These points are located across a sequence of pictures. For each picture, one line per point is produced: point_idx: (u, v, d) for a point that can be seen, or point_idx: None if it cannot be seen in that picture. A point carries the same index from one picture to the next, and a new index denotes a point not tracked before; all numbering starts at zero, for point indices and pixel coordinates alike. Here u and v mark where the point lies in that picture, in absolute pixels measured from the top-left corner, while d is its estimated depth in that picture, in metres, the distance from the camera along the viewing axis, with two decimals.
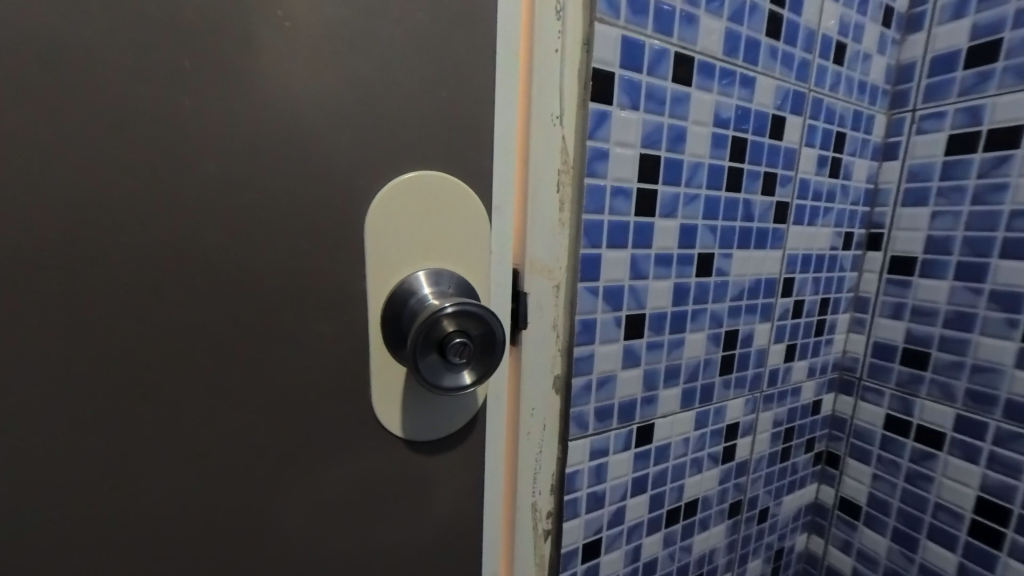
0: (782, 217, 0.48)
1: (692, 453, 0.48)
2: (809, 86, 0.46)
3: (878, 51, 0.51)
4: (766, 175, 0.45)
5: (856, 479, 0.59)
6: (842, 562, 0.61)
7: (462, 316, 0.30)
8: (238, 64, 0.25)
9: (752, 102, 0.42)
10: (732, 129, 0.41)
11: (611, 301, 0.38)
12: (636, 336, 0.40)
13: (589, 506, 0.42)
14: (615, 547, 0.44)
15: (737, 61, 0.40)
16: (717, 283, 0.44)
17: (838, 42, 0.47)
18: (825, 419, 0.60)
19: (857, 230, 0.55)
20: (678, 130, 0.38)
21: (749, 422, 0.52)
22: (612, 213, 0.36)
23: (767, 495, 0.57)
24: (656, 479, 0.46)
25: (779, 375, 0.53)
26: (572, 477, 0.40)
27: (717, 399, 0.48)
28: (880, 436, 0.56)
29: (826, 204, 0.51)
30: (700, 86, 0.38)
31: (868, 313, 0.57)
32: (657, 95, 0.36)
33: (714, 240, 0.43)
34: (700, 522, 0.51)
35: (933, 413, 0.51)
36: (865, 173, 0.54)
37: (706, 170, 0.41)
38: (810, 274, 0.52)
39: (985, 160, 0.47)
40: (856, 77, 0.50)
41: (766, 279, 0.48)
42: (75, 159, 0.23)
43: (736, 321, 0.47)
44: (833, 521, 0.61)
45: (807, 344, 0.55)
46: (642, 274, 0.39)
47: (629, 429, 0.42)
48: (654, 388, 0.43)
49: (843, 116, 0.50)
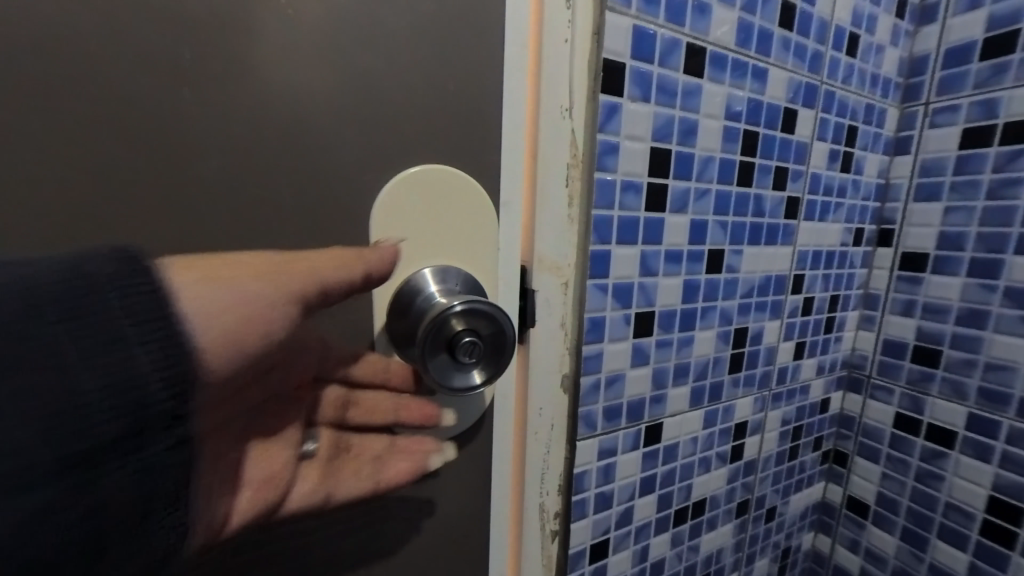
0: (792, 213, 0.47)
1: (700, 452, 0.47)
2: (821, 78, 0.45)
3: (891, 44, 0.50)
4: (777, 170, 0.44)
5: (864, 478, 0.58)
6: (850, 561, 0.60)
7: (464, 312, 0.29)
8: (238, 52, 0.24)
9: (764, 95, 0.41)
10: (744, 123, 0.40)
11: (621, 299, 0.37)
12: (646, 335, 0.39)
13: (597, 506, 0.41)
14: (623, 547, 0.44)
15: (749, 53, 0.39)
16: (727, 280, 0.44)
17: (851, 34, 0.46)
18: (833, 417, 0.59)
19: (868, 226, 0.55)
20: (689, 124, 0.37)
21: (758, 421, 0.52)
22: (622, 209, 0.36)
23: (775, 494, 0.57)
24: (664, 479, 0.45)
25: (788, 374, 0.53)
26: (580, 477, 0.39)
27: (726, 398, 0.47)
28: (889, 435, 0.55)
29: (837, 199, 0.50)
30: (712, 78, 0.37)
31: (878, 310, 0.56)
32: (668, 87, 0.35)
33: (724, 236, 0.42)
34: (707, 521, 0.51)
35: (944, 412, 0.51)
36: (876, 168, 0.53)
37: (717, 165, 0.40)
38: (820, 270, 0.51)
39: (1000, 154, 0.46)
40: (868, 70, 0.49)
41: (776, 276, 0.48)
42: (68, 150, 0.22)
43: (746, 319, 0.46)
44: (840, 520, 0.61)
45: (816, 342, 0.54)
46: (652, 271, 0.38)
47: (638, 428, 0.41)
48: (663, 387, 0.42)
49: (855, 110, 0.49)
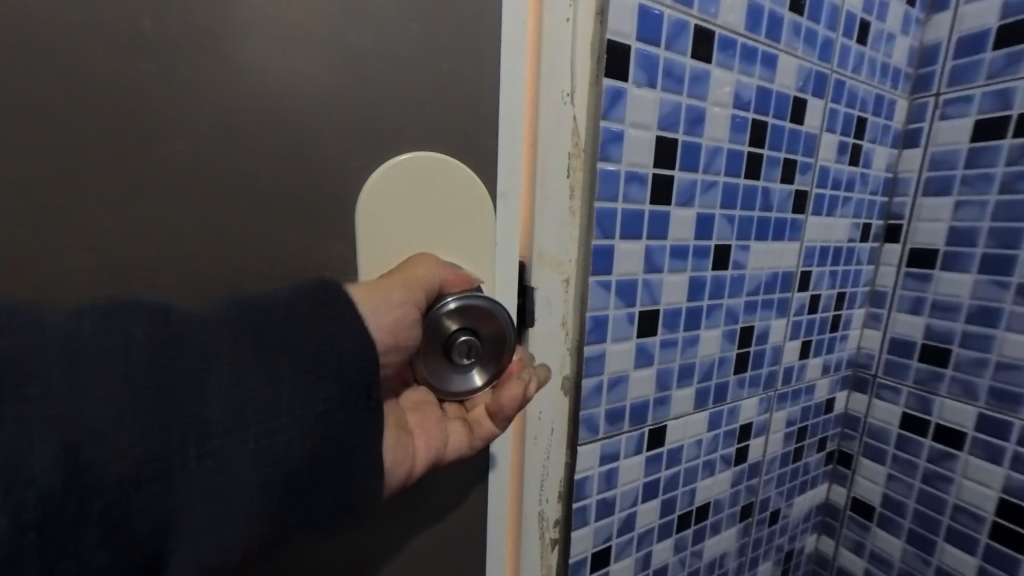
0: (800, 208, 0.45)
1: (704, 455, 0.45)
2: (831, 67, 0.43)
3: (902, 32, 0.48)
4: (785, 162, 0.42)
5: (870, 479, 0.57)
6: (854, 564, 0.59)
7: (462, 313, 0.28)
8: (208, 25, 0.22)
9: (774, 83, 0.39)
10: (752, 112, 0.38)
11: (624, 297, 0.35)
12: (650, 334, 0.38)
13: (598, 513, 0.39)
14: (625, 555, 0.42)
15: (759, 38, 0.37)
16: (734, 277, 0.42)
17: (862, 21, 0.45)
18: (838, 417, 0.58)
19: (875, 221, 0.53)
20: (696, 112, 0.35)
21: (763, 422, 0.50)
22: (627, 201, 0.34)
23: (779, 496, 0.55)
24: (667, 483, 0.43)
25: (793, 373, 0.51)
26: (581, 484, 0.37)
27: (731, 399, 0.46)
28: (896, 435, 0.54)
29: (845, 193, 0.49)
30: (721, 64, 0.35)
31: (884, 308, 0.54)
32: (675, 72, 0.33)
33: (731, 231, 0.40)
34: (711, 526, 0.49)
35: (954, 412, 0.49)
36: (884, 161, 0.52)
37: (725, 156, 0.38)
38: (827, 267, 0.50)
39: (1014, 146, 0.44)
40: (878, 59, 0.47)
41: (783, 273, 0.46)
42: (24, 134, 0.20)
43: (752, 317, 0.45)
44: (844, 522, 0.60)
45: (822, 341, 0.53)
46: (657, 267, 0.36)
47: (641, 432, 0.40)
48: (667, 389, 0.40)
49: (865, 101, 0.47)
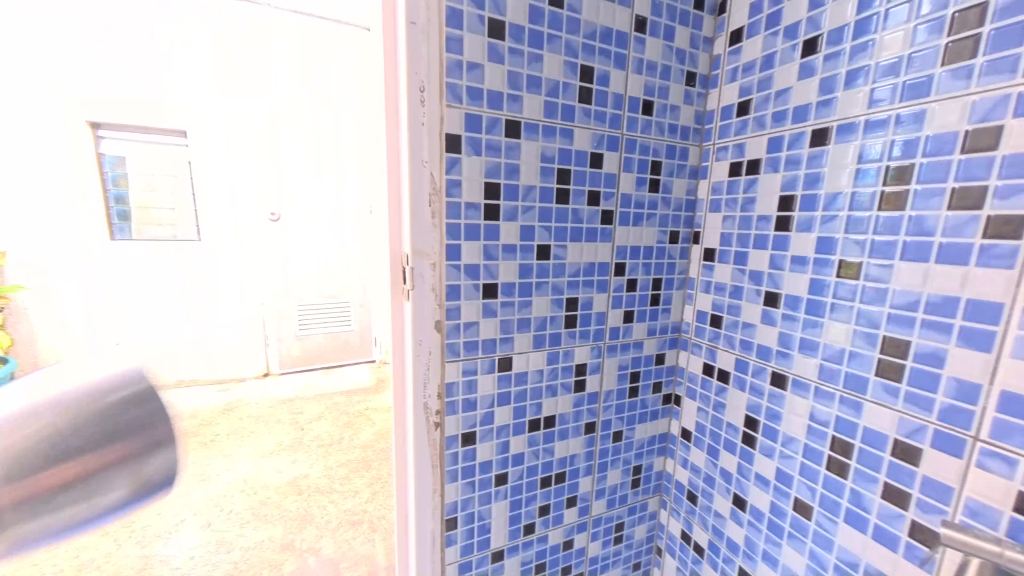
0: (608, 220, 0.70)
1: (545, 381, 0.70)
2: (622, 131, 0.68)
3: (684, 103, 0.73)
4: (590, 193, 0.67)
5: (689, 411, 0.80)
6: (682, 476, 0.82)
7: None
8: None
9: (572, 146, 0.64)
10: (556, 163, 0.63)
11: (470, 274, 0.61)
12: (491, 298, 0.63)
13: (464, 407, 0.64)
14: (487, 439, 0.67)
15: (556, 120, 0.62)
16: (556, 265, 0.67)
17: (645, 100, 0.69)
18: (668, 368, 0.82)
19: (683, 229, 0.77)
20: (512, 166, 0.60)
21: (596, 364, 0.74)
22: (467, 218, 0.59)
23: (620, 420, 0.79)
24: (517, 396, 0.68)
25: (620, 332, 0.75)
26: (450, 386, 0.63)
27: (565, 345, 0.70)
28: (700, 378, 0.77)
29: (649, 211, 0.73)
30: (527, 138, 0.61)
31: (692, 289, 0.78)
32: (494, 145, 0.59)
33: (549, 235, 0.65)
34: (558, 432, 0.73)
35: (723, 358, 0.73)
36: (684, 188, 0.76)
37: (538, 191, 0.63)
38: (640, 260, 0.74)
39: (746, 180, 0.68)
40: (665, 122, 0.72)
41: (600, 263, 0.71)
42: None
43: (576, 291, 0.69)
44: (677, 445, 0.83)
45: (644, 311, 0.77)
46: (492, 257, 0.62)
47: (491, 358, 0.65)
48: (509, 332, 0.65)
49: (658, 150, 0.72)
